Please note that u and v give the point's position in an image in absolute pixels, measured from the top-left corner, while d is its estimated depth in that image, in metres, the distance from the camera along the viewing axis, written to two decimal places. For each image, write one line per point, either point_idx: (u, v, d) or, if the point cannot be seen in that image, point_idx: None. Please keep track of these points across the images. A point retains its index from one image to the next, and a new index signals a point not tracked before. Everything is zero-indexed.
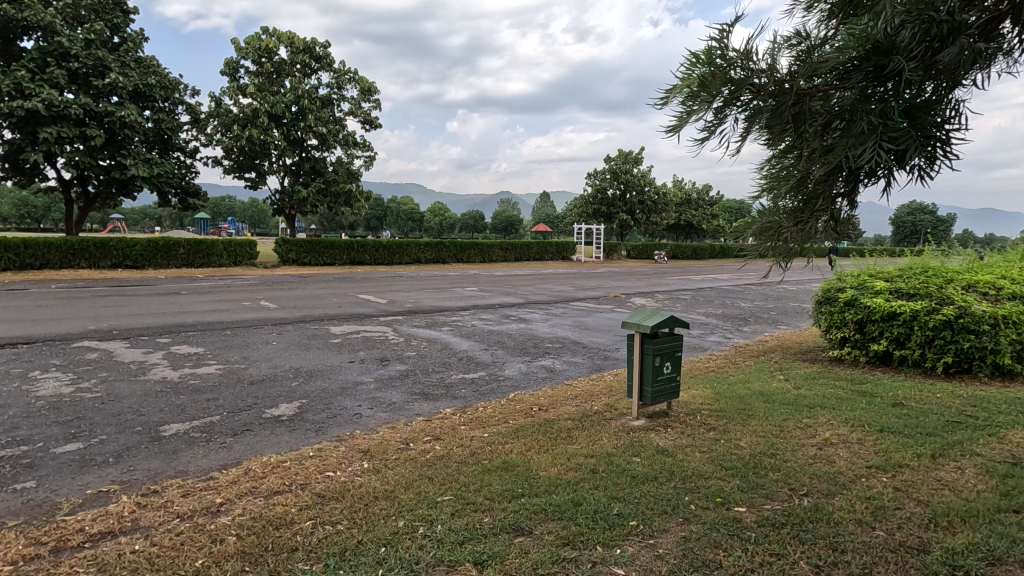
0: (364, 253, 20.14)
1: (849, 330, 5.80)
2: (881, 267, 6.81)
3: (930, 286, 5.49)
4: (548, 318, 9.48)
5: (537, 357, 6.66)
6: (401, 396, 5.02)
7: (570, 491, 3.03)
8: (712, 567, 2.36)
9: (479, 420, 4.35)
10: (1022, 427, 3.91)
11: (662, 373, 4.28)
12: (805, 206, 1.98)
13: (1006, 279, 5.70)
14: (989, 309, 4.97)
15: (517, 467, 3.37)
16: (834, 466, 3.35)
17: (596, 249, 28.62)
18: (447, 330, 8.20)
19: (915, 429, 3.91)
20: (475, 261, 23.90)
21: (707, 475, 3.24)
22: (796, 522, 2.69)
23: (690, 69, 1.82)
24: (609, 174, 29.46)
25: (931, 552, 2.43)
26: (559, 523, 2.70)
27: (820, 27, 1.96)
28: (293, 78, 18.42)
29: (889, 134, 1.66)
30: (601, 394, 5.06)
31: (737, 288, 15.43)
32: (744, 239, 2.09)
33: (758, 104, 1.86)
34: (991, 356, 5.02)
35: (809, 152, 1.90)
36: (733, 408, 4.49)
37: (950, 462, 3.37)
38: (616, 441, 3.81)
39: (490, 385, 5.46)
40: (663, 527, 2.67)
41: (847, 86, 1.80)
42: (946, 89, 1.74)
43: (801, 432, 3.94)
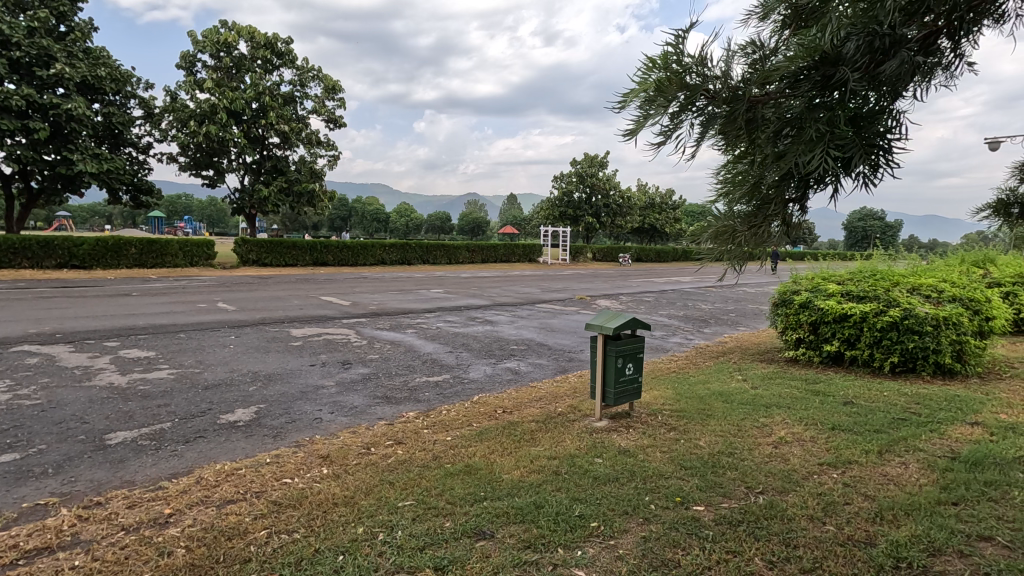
0: (328, 254, 19.74)
1: (804, 330, 5.99)
2: (833, 269, 7.07)
3: (878, 289, 5.72)
4: (514, 320, 9.50)
5: (502, 359, 6.66)
6: (363, 400, 4.92)
7: (532, 493, 3.03)
8: (671, 566, 2.39)
9: (442, 423, 4.32)
10: (961, 423, 4.11)
11: (624, 374, 4.33)
12: (758, 211, 2.00)
13: (947, 282, 6.01)
14: (931, 311, 5.22)
15: (480, 470, 3.35)
16: (788, 464, 3.45)
17: (562, 251, 28.88)
18: (412, 332, 8.12)
19: (864, 426, 4.06)
20: (441, 262, 23.76)
21: (667, 475, 3.29)
22: (752, 520, 2.75)
23: (647, 73, 1.82)
24: (575, 177, 29.80)
25: (876, 545, 2.52)
26: (521, 526, 2.69)
27: (774, 36, 1.97)
28: (254, 74, 17.96)
29: (836, 142, 1.69)
30: (565, 396, 5.08)
31: (699, 289, 15.84)
32: (700, 242, 2.13)
33: (712, 111, 1.87)
34: (933, 356, 5.27)
35: (761, 159, 1.92)
36: (692, 409, 4.57)
37: (894, 458, 3.51)
38: (578, 442, 3.84)
39: (454, 388, 5.42)
40: (623, 527, 2.69)
41: (796, 95, 1.82)
42: (888, 100, 1.76)
43: (757, 431, 4.05)
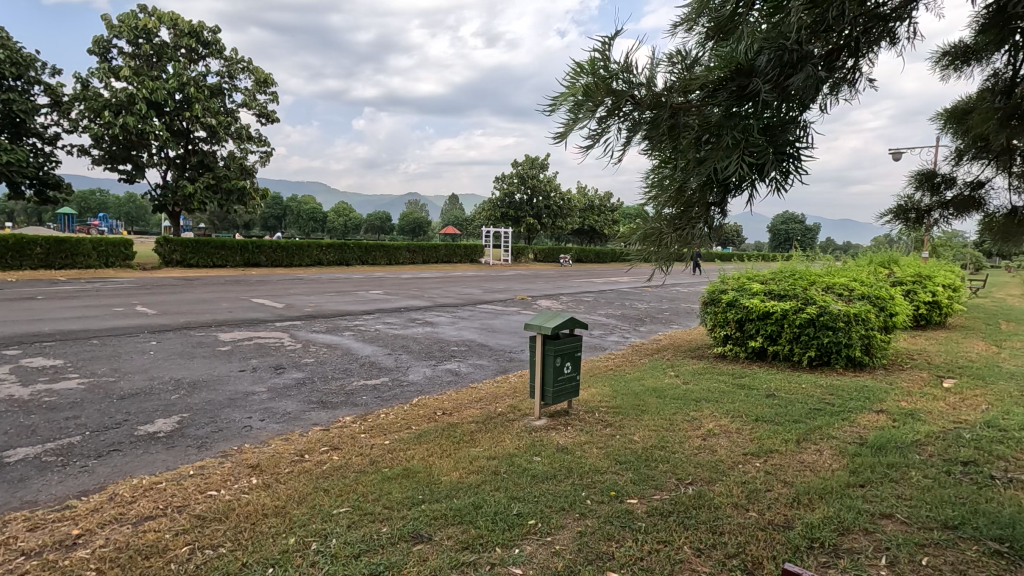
0: (260, 255, 18.88)
1: (731, 328, 6.31)
2: (757, 269, 7.47)
3: (797, 288, 6.11)
4: (455, 321, 9.44)
5: (442, 361, 6.61)
6: (296, 406, 4.75)
7: (471, 494, 3.03)
8: (606, 559, 2.45)
9: (381, 427, 4.23)
10: (869, 411, 4.46)
11: (562, 373, 4.40)
12: (683, 214, 2.03)
13: (857, 281, 6.50)
14: (844, 308, 5.62)
15: (418, 473, 3.31)
16: (716, 454, 3.63)
17: (504, 252, 29.01)
18: (349, 335, 7.91)
19: (784, 417, 4.33)
20: (381, 263, 23.30)
21: (603, 470, 3.37)
22: (681, 510, 2.87)
23: (575, 77, 1.80)
24: (517, 178, 30.03)
25: (793, 527, 2.70)
26: (459, 527, 2.68)
27: (698, 47, 1.98)
28: (177, 63, 16.93)
29: (750, 149, 1.71)
30: (505, 396, 5.10)
31: (636, 289, 16.38)
32: (630, 243, 2.18)
33: (638, 117, 1.87)
34: (845, 349, 5.69)
35: (684, 165, 1.93)
36: (628, 405, 4.70)
37: (811, 446, 3.77)
38: (518, 441, 3.87)
39: (393, 391, 5.33)
40: (560, 523, 2.74)
41: (716, 103, 1.83)
42: (798, 111, 1.79)
43: (688, 425, 4.23)
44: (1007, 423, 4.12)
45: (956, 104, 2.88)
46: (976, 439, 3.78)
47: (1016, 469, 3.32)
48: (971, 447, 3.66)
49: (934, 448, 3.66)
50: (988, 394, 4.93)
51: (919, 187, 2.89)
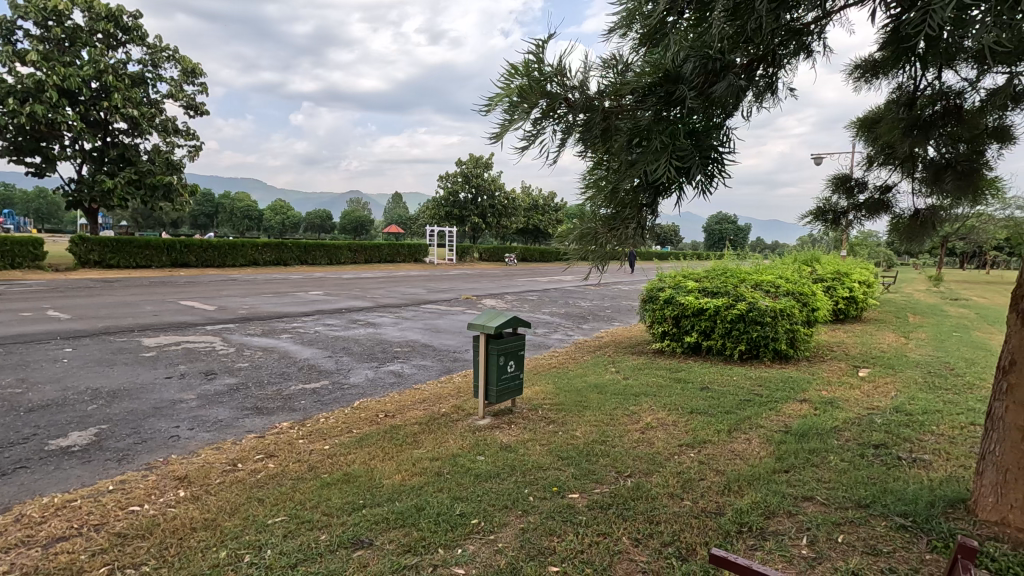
0: (189, 255, 17.86)
1: (668, 324, 6.53)
2: (692, 268, 7.77)
3: (728, 285, 6.42)
4: (399, 322, 9.30)
5: (385, 362, 6.49)
6: (229, 413, 4.53)
7: (414, 496, 3.00)
8: (548, 554, 2.48)
9: (320, 432, 4.10)
10: (793, 400, 4.75)
11: (506, 372, 4.42)
12: (617, 214, 2.00)
13: (782, 278, 6.89)
14: (770, 304, 5.95)
15: (359, 477, 3.24)
16: (653, 447, 3.76)
17: (448, 251, 28.80)
18: (287, 337, 7.64)
19: (717, 408, 4.54)
20: (321, 263, 22.59)
21: (546, 467, 3.41)
22: (620, 502, 2.95)
23: (509, 78, 1.75)
24: (461, 177, 29.89)
25: (724, 514, 2.83)
26: (401, 531, 2.65)
27: (632, 52, 1.96)
28: (93, 49, 15.76)
29: (677, 153, 1.71)
30: (449, 396, 5.08)
31: (580, 287, 16.69)
32: (566, 243, 2.12)
33: (572, 120, 1.84)
34: (772, 343, 6.03)
35: (617, 167, 1.91)
36: (570, 402, 4.78)
37: (741, 435, 3.97)
38: (461, 442, 3.86)
39: (333, 394, 5.19)
40: (503, 521, 2.75)
41: (645, 107, 1.83)
42: (722, 118, 1.81)
43: (628, 419, 4.35)
44: (912, 407, 4.50)
45: (866, 114, 3.12)
46: (887, 423, 4.11)
47: (919, 449, 3.64)
48: (882, 431, 3.97)
49: (850, 433, 3.94)
50: (897, 381, 5.36)
51: (836, 191, 3.09)
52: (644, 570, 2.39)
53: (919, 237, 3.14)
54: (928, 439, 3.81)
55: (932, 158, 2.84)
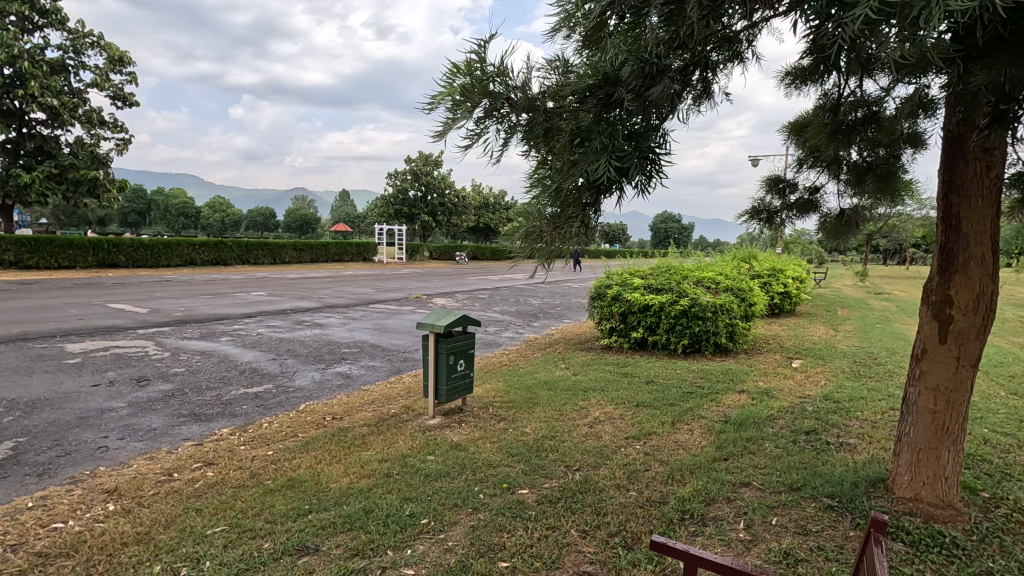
0: (118, 254, 16.81)
1: (615, 320, 6.69)
2: (638, 265, 7.98)
3: (672, 282, 6.64)
4: (347, 322, 9.10)
5: (332, 364, 6.34)
6: (163, 421, 4.31)
7: (362, 499, 2.95)
8: (497, 550, 2.51)
9: (263, 437, 3.97)
10: (732, 391, 4.98)
11: (456, 371, 4.41)
12: (562, 212, 1.99)
13: (722, 275, 7.19)
14: (712, 300, 6.21)
15: (305, 482, 3.16)
16: (601, 440, 3.85)
17: (399, 250, 28.41)
18: (227, 340, 7.33)
19: (662, 401, 4.69)
20: (264, 262, 21.76)
21: (495, 464, 3.43)
22: (569, 495, 3.01)
23: (451, 77, 1.70)
24: (410, 175, 29.50)
25: (668, 502, 2.94)
26: (348, 534, 2.60)
27: (574, 54, 1.98)
28: (5, 32, 14.53)
29: (617, 154, 1.73)
30: (399, 397, 5.02)
31: (530, 285, 16.83)
32: (512, 241, 2.08)
33: (515, 121, 1.82)
34: (714, 337, 6.29)
35: (559, 167, 1.92)
36: (521, 399, 4.83)
37: (684, 426, 4.12)
38: (411, 442, 3.82)
39: (277, 398, 5.02)
40: (453, 520, 2.75)
41: (585, 109, 1.84)
42: (659, 120, 1.85)
43: (577, 414, 4.44)
44: (839, 395, 4.79)
45: (796, 118, 3.29)
46: (817, 410, 4.37)
47: (846, 434, 3.89)
48: (813, 418, 4.22)
49: (784, 421, 4.16)
50: (826, 371, 5.71)
51: (769, 191, 3.25)
52: (591, 561, 2.44)
53: (844, 235, 3.37)
54: (853, 425, 4.07)
55: (855, 160, 3.05)
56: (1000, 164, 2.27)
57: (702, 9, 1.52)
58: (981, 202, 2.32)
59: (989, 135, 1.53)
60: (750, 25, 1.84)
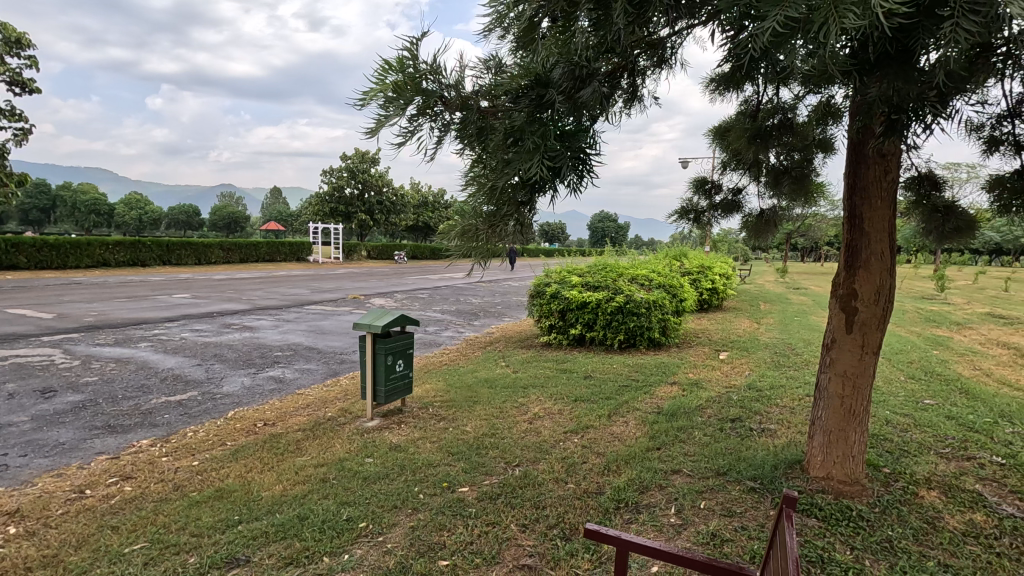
0: (18, 255, 15.34)
1: (554, 318, 6.81)
2: (576, 264, 8.14)
3: (608, 279, 6.83)
4: (279, 324, 8.75)
5: (263, 368, 6.08)
6: (73, 434, 3.98)
7: (296, 506, 2.85)
8: (437, 549, 2.50)
9: (187, 447, 3.76)
10: (665, 384, 5.20)
11: (394, 371, 4.35)
12: (498, 211, 1.99)
13: (655, 273, 7.47)
14: (645, 296, 6.45)
15: (234, 492, 3.02)
16: (541, 435, 3.91)
17: (335, 249, 27.59)
18: (146, 346, 6.86)
19: (599, 395, 4.82)
20: (187, 263, 20.51)
21: (436, 463, 3.41)
22: (509, 491, 3.04)
23: (383, 74, 1.66)
24: (346, 172, 28.70)
25: (604, 493, 3.03)
26: (282, 543, 2.51)
27: (508, 54, 1.99)
28: None
29: (549, 154, 1.76)
30: (335, 400, 4.88)
31: (471, 284, 16.80)
32: (448, 240, 2.06)
33: (448, 120, 1.81)
34: (647, 332, 6.53)
35: (494, 165, 1.92)
36: (461, 398, 4.83)
37: (619, 418, 4.26)
38: (349, 445, 3.74)
39: (203, 405, 4.76)
40: (392, 521, 2.72)
41: (518, 109, 1.86)
42: (589, 121, 1.90)
43: (517, 410, 4.49)
44: (761, 384, 5.10)
45: (720, 123, 3.47)
46: (741, 399, 4.63)
47: (767, 420, 4.15)
48: (738, 406, 4.48)
49: (711, 410, 4.39)
50: (750, 362, 6.06)
51: (696, 192, 3.41)
52: (531, 553, 2.48)
53: (765, 234, 3.60)
54: (774, 411, 4.35)
55: (773, 164, 3.28)
56: (895, 168, 2.50)
57: (628, 15, 1.57)
58: (880, 203, 2.54)
59: (884, 142, 1.68)
60: (673, 33, 1.92)
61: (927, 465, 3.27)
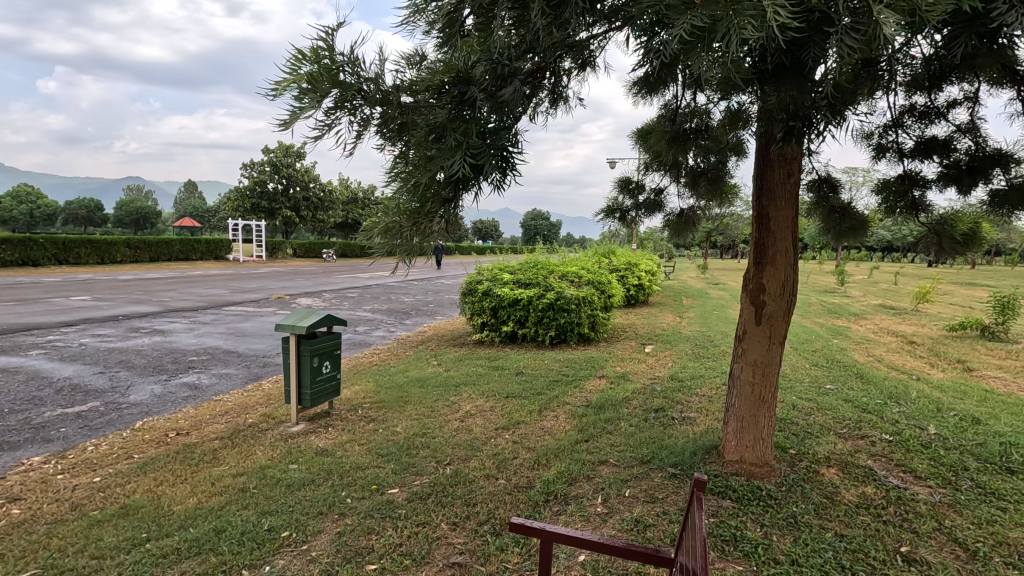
0: None
1: (486, 316, 6.82)
2: (507, 261, 8.19)
3: (539, 277, 6.93)
4: (194, 327, 8.22)
5: (176, 374, 5.68)
6: None
7: (212, 519, 2.70)
8: (365, 553, 2.44)
9: (87, 462, 3.46)
10: (594, 377, 5.34)
11: (321, 373, 4.21)
12: (422, 208, 1.96)
13: (583, 270, 7.65)
14: (575, 293, 6.59)
15: (142, 508, 2.81)
16: (472, 432, 3.92)
17: (257, 247, 26.24)
18: (40, 354, 6.23)
19: (530, 391, 4.88)
20: (88, 262, 18.81)
21: (365, 466, 3.34)
22: (439, 490, 3.02)
23: (296, 64, 1.59)
24: (269, 166, 27.36)
25: (534, 486, 3.08)
26: (196, 559, 2.37)
27: (432, 50, 1.96)
28: None
29: (471, 151, 1.75)
30: (257, 406, 4.65)
31: (403, 283, 16.50)
32: (371, 238, 2.00)
33: (369, 114, 1.76)
34: (577, 327, 6.69)
35: (417, 162, 1.90)
36: (391, 398, 4.74)
37: (549, 413, 4.34)
38: (271, 452, 3.57)
39: (106, 417, 4.39)
40: (318, 528, 2.63)
41: (440, 105, 1.84)
42: (511, 120, 1.90)
43: (448, 409, 4.46)
44: (683, 375, 5.36)
45: (642, 125, 3.61)
46: (665, 390, 4.85)
47: (687, 409, 4.36)
48: (661, 397, 4.68)
49: (637, 401, 4.56)
50: (673, 354, 6.35)
51: (621, 191, 3.52)
52: (461, 551, 2.48)
53: (684, 232, 3.79)
54: (694, 400, 4.58)
55: (691, 166, 3.45)
56: (797, 172, 2.69)
57: (546, 17, 1.60)
58: (784, 203, 2.74)
59: (784, 146, 1.80)
60: (592, 36, 1.96)
61: (826, 445, 3.57)
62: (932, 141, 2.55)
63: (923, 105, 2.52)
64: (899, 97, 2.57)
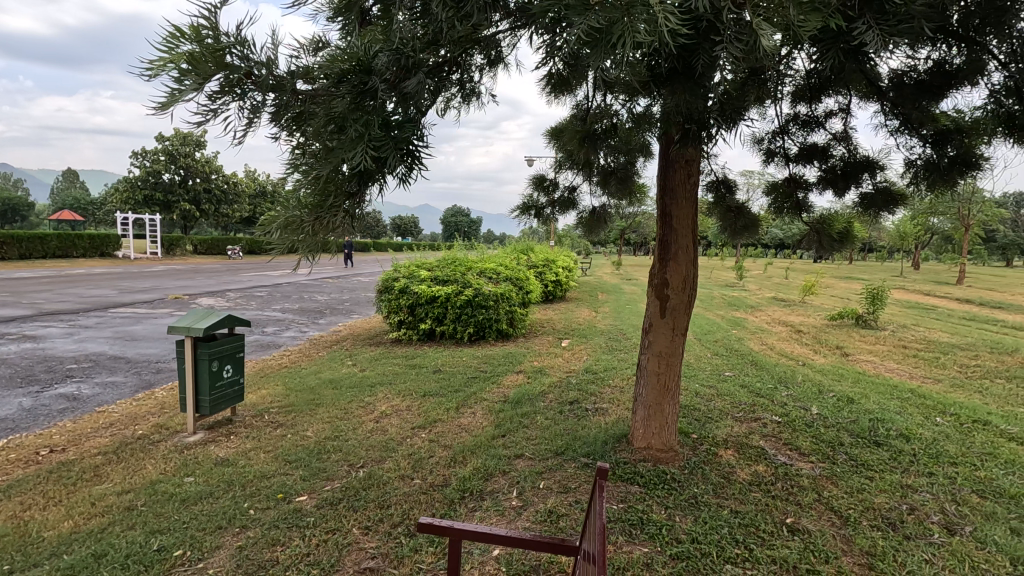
0: None
1: (403, 313, 6.67)
2: (425, 258, 8.07)
3: (457, 273, 6.90)
4: (74, 332, 7.41)
5: (51, 385, 5.09)
6: None
7: (91, 543, 2.44)
8: (269, 566, 2.31)
9: None
10: (511, 373, 5.38)
11: (221, 378, 3.93)
12: (324, 201, 1.85)
13: (501, 266, 7.70)
14: (492, 289, 6.63)
15: (3, 538, 2.48)
16: (387, 433, 3.83)
17: (150, 243, 24.09)
18: None
19: (447, 389, 4.84)
20: None
21: (270, 474, 3.15)
22: (351, 494, 2.92)
23: (174, 42, 1.45)
24: (164, 155, 25.18)
25: (450, 484, 3.06)
26: None
27: (331, 38, 1.87)
28: None
29: (374, 143, 1.69)
30: (148, 416, 4.27)
31: (316, 281, 15.82)
32: (269, 233, 1.84)
33: (261, 100, 1.64)
34: (496, 323, 6.73)
35: (317, 154, 1.80)
36: (302, 401, 4.53)
37: (467, 410, 4.32)
38: (164, 466, 3.29)
39: None
40: (216, 544, 2.45)
41: (341, 94, 1.76)
42: (417, 113, 1.85)
43: (363, 410, 4.32)
44: (597, 367, 5.54)
45: (556, 124, 3.67)
46: (579, 383, 4.99)
47: (600, 400, 4.52)
48: (576, 389, 4.81)
49: (553, 395, 4.65)
50: (588, 348, 6.55)
51: (536, 189, 3.56)
52: (374, 555, 2.41)
53: (597, 229, 3.90)
54: (606, 392, 4.75)
55: (602, 165, 3.55)
56: (696, 172, 2.85)
57: (448, 9, 1.57)
58: (684, 202, 2.89)
59: (682, 146, 1.88)
60: (497, 32, 1.96)
61: (724, 428, 3.83)
62: (813, 147, 2.78)
63: (804, 114, 2.74)
64: (784, 105, 2.78)
